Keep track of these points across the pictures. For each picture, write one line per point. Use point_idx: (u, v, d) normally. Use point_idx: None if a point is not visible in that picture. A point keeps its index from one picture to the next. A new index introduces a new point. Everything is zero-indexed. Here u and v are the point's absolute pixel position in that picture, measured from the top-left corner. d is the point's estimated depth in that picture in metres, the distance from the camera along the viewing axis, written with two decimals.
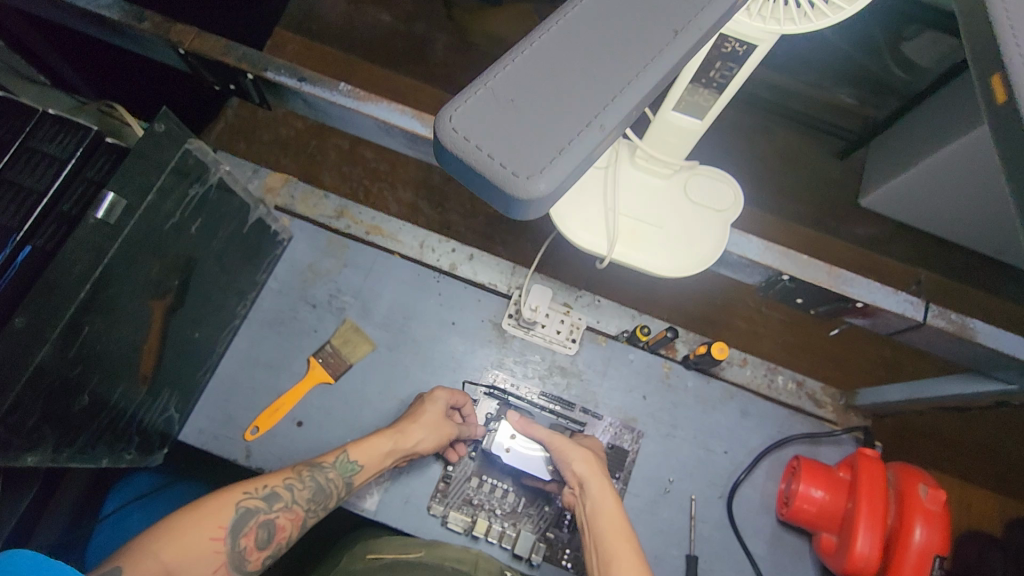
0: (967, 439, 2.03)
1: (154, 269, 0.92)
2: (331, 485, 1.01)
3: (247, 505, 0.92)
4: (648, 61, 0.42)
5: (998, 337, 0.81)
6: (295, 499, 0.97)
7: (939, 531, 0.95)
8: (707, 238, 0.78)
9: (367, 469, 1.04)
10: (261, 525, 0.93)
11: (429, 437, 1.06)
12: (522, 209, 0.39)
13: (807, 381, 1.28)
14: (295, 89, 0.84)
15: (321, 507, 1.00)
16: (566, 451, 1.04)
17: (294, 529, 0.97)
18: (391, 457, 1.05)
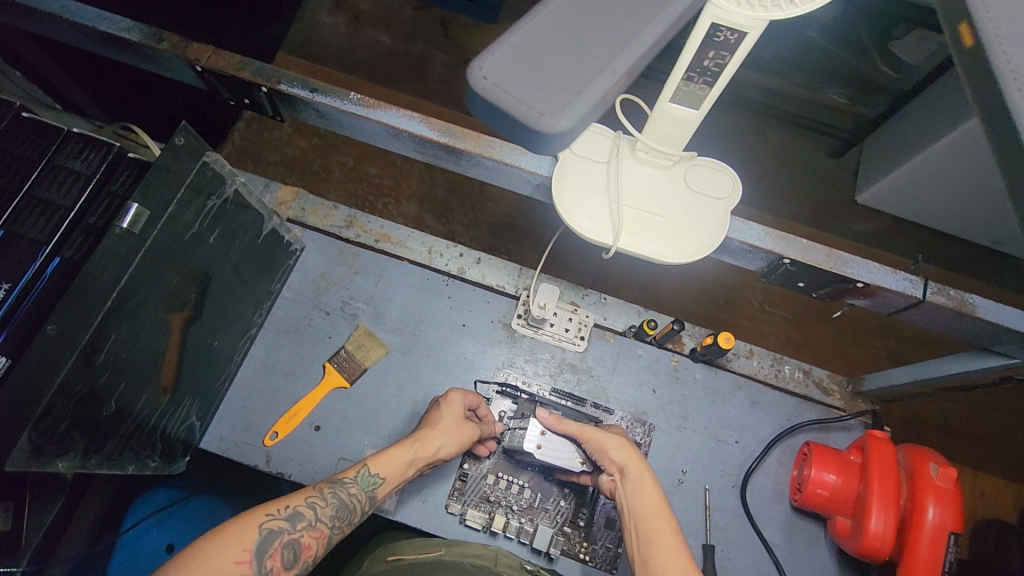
0: (977, 429, 2.03)
1: (175, 279, 0.96)
2: (357, 501, 0.97)
3: (271, 526, 0.87)
4: (645, 22, 0.51)
5: (996, 311, 0.83)
6: (319, 517, 0.93)
7: (952, 508, 0.96)
8: (707, 226, 0.81)
9: (389, 481, 1.01)
10: (286, 545, 0.88)
11: (450, 440, 1.06)
12: (546, 141, 0.47)
13: (813, 369, 1.30)
14: (307, 99, 0.88)
15: (347, 522, 0.96)
16: (598, 438, 1.05)
17: (320, 547, 0.92)
18: (414, 465, 1.04)
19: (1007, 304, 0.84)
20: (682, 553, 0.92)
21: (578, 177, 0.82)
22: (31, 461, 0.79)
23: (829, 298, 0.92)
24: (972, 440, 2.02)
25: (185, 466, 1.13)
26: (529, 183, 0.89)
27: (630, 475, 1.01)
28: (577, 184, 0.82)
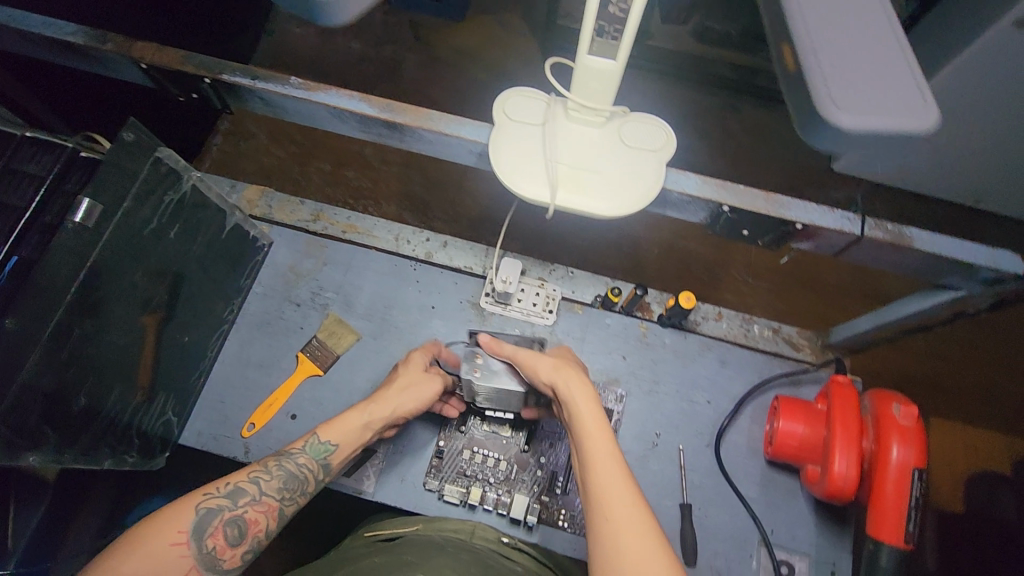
0: (971, 386, 2.01)
1: (138, 274, 0.98)
2: (306, 470, 0.98)
3: (209, 505, 0.88)
4: None
5: (935, 243, 0.85)
6: (261, 493, 0.94)
7: (915, 446, 0.97)
8: (646, 177, 0.84)
9: (342, 449, 1.02)
10: (228, 523, 0.89)
11: (410, 400, 1.07)
12: None
13: (782, 326, 1.31)
14: (250, 87, 0.90)
15: (298, 493, 0.97)
16: (528, 362, 1.01)
17: (270, 521, 0.94)
18: (371, 430, 1.05)
19: (945, 234, 0.86)
20: (615, 458, 0.90)
21: (514, 141, 0.85)
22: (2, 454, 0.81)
23: (775, 245, 0.94)
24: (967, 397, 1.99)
25: (164, 461, 1.16)
26: (472, 152, 0.91)
27: (561, 394, 0.97)
28: (514, 148, 0.84)
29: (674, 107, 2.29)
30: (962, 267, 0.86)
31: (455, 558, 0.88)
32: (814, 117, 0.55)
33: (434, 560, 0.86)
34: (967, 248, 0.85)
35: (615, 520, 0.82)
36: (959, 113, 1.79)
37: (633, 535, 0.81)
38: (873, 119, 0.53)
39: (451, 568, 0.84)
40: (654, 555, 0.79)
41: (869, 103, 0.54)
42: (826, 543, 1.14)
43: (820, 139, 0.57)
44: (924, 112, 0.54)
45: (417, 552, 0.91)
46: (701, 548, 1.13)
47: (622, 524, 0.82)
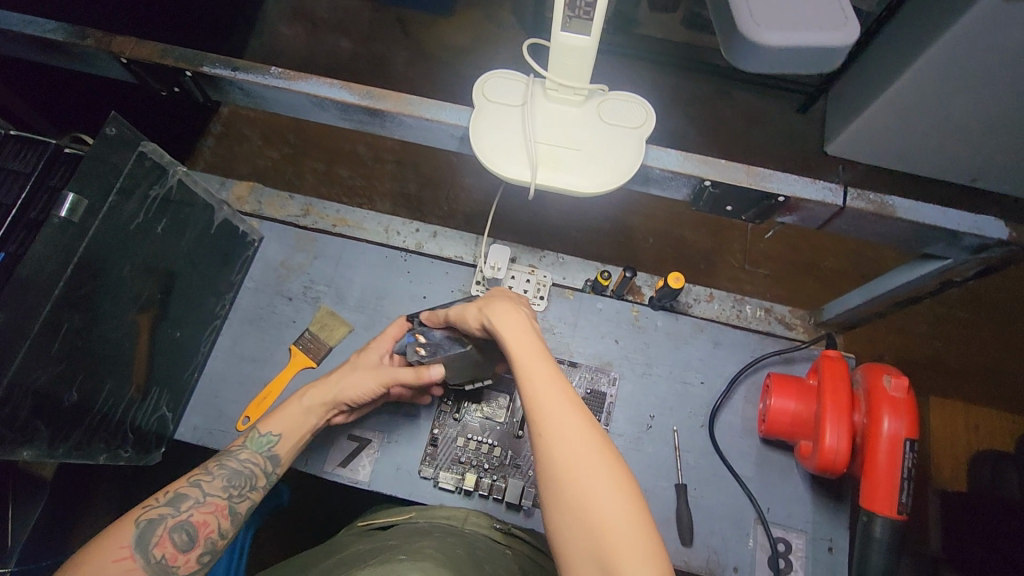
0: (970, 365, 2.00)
1: (127, 269, 0.99)
2: (252, 466, 0.98)
3: (149, 517, 0.85)
4: None
5: (917, 210, 0.85)
6: (206, 494, 0.91)
7: (906, 417, 0.97)
8: (626, 154, 0.84)
9: (286, 439, 1.03)
10: (175, 530, 0.86)
11: (349, 388, 1.07)
12: None
13: (774, 306, 1.31)
14: (231, 78, 0.91)
15: (246, 488, 0.96)
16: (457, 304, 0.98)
17: (223, 520, 0.91)
18: (315, 419, 1.07)
19: (928, 202, 0.86)
20: (550, 372, 0.81)
21: (494, 123, 0.85)
22: None
23: (759, 220, 0.94)
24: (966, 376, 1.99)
25: (160, 456, 1.17)
26: (453, 137, 0.92)
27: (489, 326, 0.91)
28: (494, 129, 0.85)
29: (667, 96, 2.29)
30: (945, 234, 0.86)
31: (440, 540, 0.91)
32: (745, 40, 0.64)
33: (419, 543, 0.89)
34: (950, 216, 0.84)
35: (550, 432, 0.75)
36: (951, 90, 1.78)
37: (570, 444, 0.74)
38: (794, 36, 0.63)
39: (435, 547, 0.87)
40: (597, 463, 0.72)
41: (792, 20, 0.63)
42: (822, 519, 1.14)
43: (750, 58, 0.67)
44: (846, 27, 0.63)
45: (402, 538, 0.94)
46: (697, 528, 1.13)
47: (558, 434, 0.74)
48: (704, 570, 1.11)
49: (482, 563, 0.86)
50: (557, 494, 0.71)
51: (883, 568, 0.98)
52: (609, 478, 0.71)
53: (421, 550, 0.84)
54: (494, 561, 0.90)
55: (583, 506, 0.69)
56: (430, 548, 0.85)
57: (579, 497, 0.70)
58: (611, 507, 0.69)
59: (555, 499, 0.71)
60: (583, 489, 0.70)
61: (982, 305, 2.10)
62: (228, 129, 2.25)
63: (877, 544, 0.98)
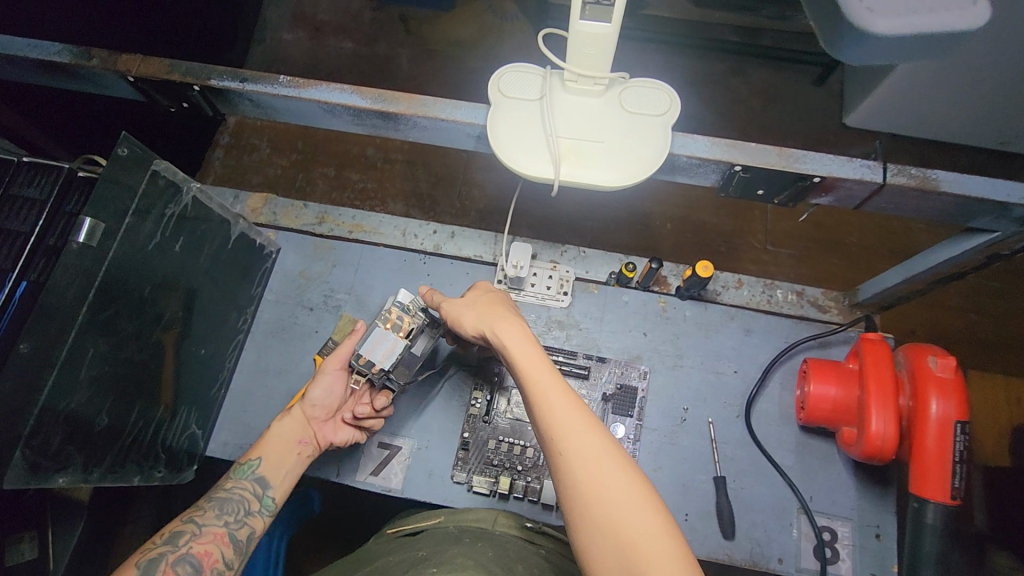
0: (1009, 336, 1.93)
1: (147, 289, 0.98)
2: (242, 491, 0.97)
3: (149, 556, 0.84)
4: None
5: (963, 183, 0.81)
6: (202, 524, 0.91)
7: (955, 398, 0.93)
8: (651, 143, 0.80)
9: (267, 459, 1.02)
10: (180, 562, 0.85)
11: (317, 390, 1.08)
12: None
13: (807, 289, 1.27)
14: (239, 90, 0.89)
15: (241, 514, 0.95)
16: (458, 310, 0.98)
17: (226, 547, 0.91)
18: (304, 441, 1.06)
19: (974, 173, 0.81)
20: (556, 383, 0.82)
21: (512, 119, 0.82)
22: (29, 477, 0.82)
23: (791, 202, 0.90)
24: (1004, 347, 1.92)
25: (193, 473, 1.16)
26: (470, 135, 0.89)
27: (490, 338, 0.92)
28: (513, 125, 0.81)
29: (679, 78, 2.23)
30: (993, 207, 0.81)
31: (468, 546, 0.91)
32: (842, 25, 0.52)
33: (449, 551, 0.90)
34: (998, 186, 0.80)
35: (573, 451, 0.75)
36: (979, 52, 1.71)
37: (594, 465, 0.74)
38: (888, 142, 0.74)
39: (463, 556, 0.87)
40: (622, 483, 0.73)
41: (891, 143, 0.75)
42: (868, 505, 1.11)
43: (858, 47, 0.53)
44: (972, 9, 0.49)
45: (433, 546, 0.94)
46: (739, 520, 1.10)
47: (581, 454, 0.75)
48: (748, 563, 1.08)
49: (513, 567, 0.86)
50: (585, 514, 0.72)
51: (937, 555, 0.94)
52: (637, 497, 0.71)
53: (451, 561, 0.85)
54: (526, 559, 0.90)
55: (613, 526, 0.70)
56: (459, 558, 0.86)
57: (608, 516, 0.71)
58: (643, 526, 0.69)
59: (583, 519, 0.72)
60: (612, 509, 0.71)
61: None
62: (236, 139, 2.24)
63: (930, 531, 0.94)
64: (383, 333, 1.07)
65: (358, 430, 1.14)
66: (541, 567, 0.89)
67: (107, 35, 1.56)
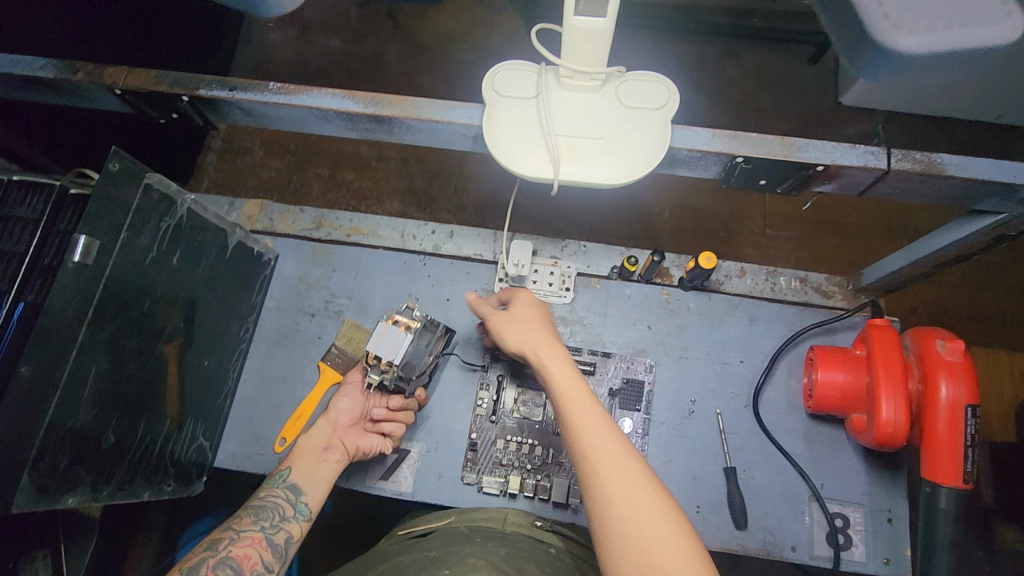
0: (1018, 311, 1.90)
1: (146, 304, 0.97)
2: (275, 498, 0.99)
3: (193, 563, 0.87)
4: None
5: (969, 166, 0.79)
6: (240, 530, 0.93)
7: (965, 381, 0.93)
8: (651, 138, 0.79)
9: (298, 465, 1.04)
10: (221, 566, 0.87)
11: (340, 399, 1.13)
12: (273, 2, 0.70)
13: (810, 275, 1.26)
14: (229, 99, 0.87)
15: (277, 519, 0.96)
16: (503, 326, 1.00)
17: (264, 551, 0.92)
18: (330, 449, 1.07)
19: (981, 156, 0.80)
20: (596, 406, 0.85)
21: (509, 118, 0.80)
22: (38, 499, 0.82)
23: (794, 191, 0.89)
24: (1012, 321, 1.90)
25: (202, 485, 1.16)
26: (466, 136, 0.87)
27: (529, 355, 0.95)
28: (510, 124, 0.80)
29: (672, 64, 2.20)
30: (1001, 189, 0.80)
31: (480, 545, 0.91)
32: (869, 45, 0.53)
33: (460, 551, 0.90)
34: (1005, 168, 0.79)
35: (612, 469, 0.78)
36: None
37: (631, 492, 0.76)
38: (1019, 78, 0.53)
39: (475, 556, 0.87)
40: (656, 504, 0.75)
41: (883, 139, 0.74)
42: (879, 490, 1.11)
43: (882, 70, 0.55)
44: (1007, 21, 0.49)
45: (444, 545, 0.94)
46: (750, 509, 1.10)
47: (621, 474, 0.77)
48: (762, 552, 1.09)
49: (524, 567, 0.86)
50: (618, 531, 0.73)
51: (952, 539, 0.94)
52: (669, 520, 0.74)
53: (464, 562, 0.85)
54: (537, 559, 0.89)
55: (647, 544, 0.71)
56: (472, 559, 0.85)
57: (643, 533, 0.72)
58: (675, 548, 0.71)
59: (618, 535, 0.73)
60: (648, 528, 0.72)
61: None
62: (229, 143, 2.21)
63: (944, 515, 0.94)
64: (387, 324, 1.08)
65: (382, 438, 1.13)
66: (554, 567, 0.89)
67: (90, 45, 1.54)
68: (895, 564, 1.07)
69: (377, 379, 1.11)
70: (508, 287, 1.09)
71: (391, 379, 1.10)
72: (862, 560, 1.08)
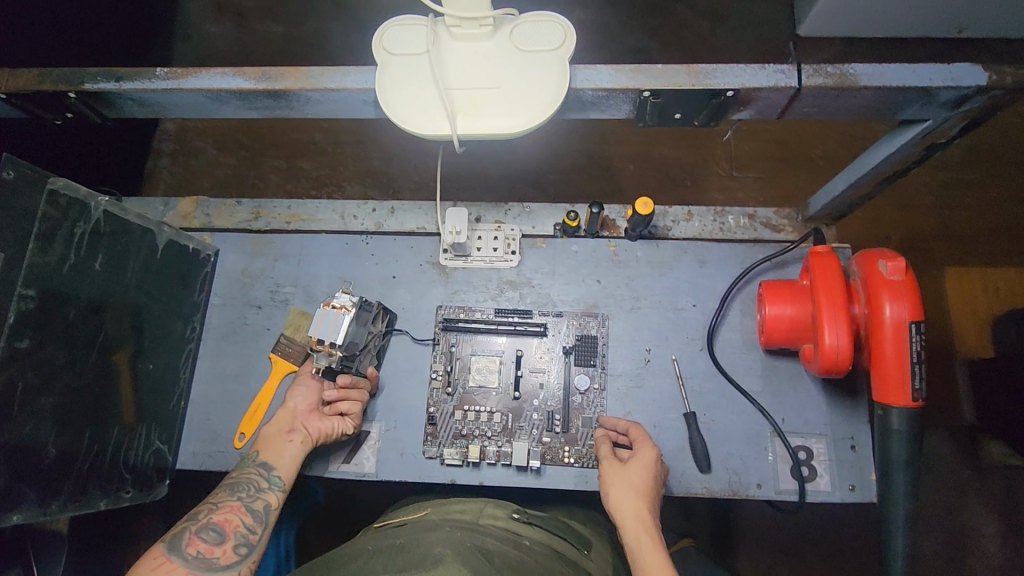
0: (969, 230, 1.87)
1: (72, 313, 0.94)
2: (248, 474, 0.99)
3: (175, 532, 0.89)
4: None
5: (883, 74, 0.76)
6: (219, 499, 0.95)
7: (908, 298, 0.91)
8: (550, 80, 0.75)
9: (267, 448, 1.04)
10: (203, 530, 0.90)
11: (296, 390, 1.11)
12: None
13: (758, 211, 1.24)
14: (117, 90, 0.84)
15: (254, 490, 0.98)
16: (611, 481, 0.98)
17: (245, 515, 0.94)
18: (294, 430, 1.05)
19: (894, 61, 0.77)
20: None
21: (403, 77, 0.77)
22: None
23: (713, 122, 0.86)
24: (967, 240, 1.86)
25: (167, 488, 1.15)
26: (365, 102, 0.84)
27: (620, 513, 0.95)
28: (404, 84, 0.77)
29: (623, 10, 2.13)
30: (918, 95, 0.77)
31: (449, 534, 0.87)
32: None
33: (427, 539, 0.85)
34: (920, 72, 0.76)
35: None
36: None
37: None
38: None
39: (441, 545, 0.83)
40: None
41: None
42: (840, 418, 1.10)
43: None
44: None
45: (412, 533, 0.90)
46: (713, 451, 1.10)
47: None
48: (728, 492, 1.08)
49: (491, 558, 0.85)
50: None
51: (907, 459, 0.93)
52: None
53: (430, 553, 0.81)
54: (503, 555, 0.88)
55: None
56: (437, 549, 0.81)
57: None
58: None
59: None
60: None
61: (989, 161, 1.91)
62: (180, 144, 2.14)
63: (897, 436, 0.93)
64: (324, 310, 1.04)
65: (343, 419, 1.10)
66: (520, 560, 0.89)
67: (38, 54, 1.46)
68: (860, 490, 1.07)
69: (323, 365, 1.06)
70: (638, 429, 1.05)
71: (338, 362, 1.06)
72: (828, 489, 1.07)
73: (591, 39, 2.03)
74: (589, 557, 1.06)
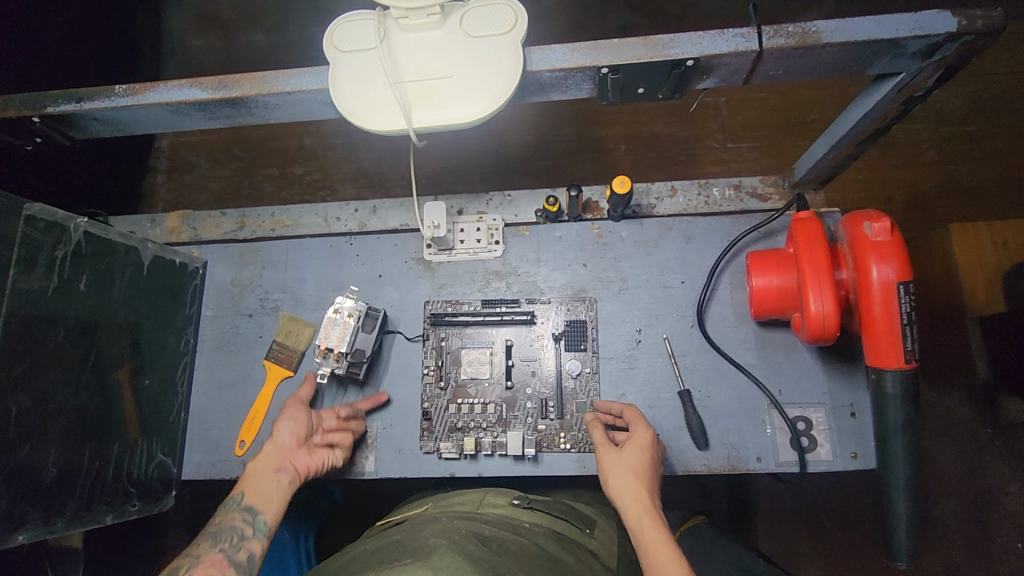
0: (972, 182, 1.82)
1: (60, 335, 0.95)
2: (231, 520, 0.96)
3: None
4: None
5: (847, 28, 0.74)
6: (201, 552, 0.92)
7: (895, 259, 0.88)
8: (504, 66, 0.74)
9: (251, 488, 1.00)
10: None
11: (284, 422, 1.07)
12: None
13: (744, 181, 1.21)
14: (78, 111, 0.84)
15: (237, 538, 0.94)
16: (610, 468, 0.97)
17: (228, 568, 0.91)
18: (281, 469, 1.03)
19: (858, 15, 0.74)
20: None
21: (357, 74, 0.76)
22: None
23: (678, 93, 0.84)
24: (971, 194, 1.81)
25: (173, 498, 1.17)
26: (323, 102, 0.84)
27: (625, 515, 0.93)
28: (357, 79, 0.76)
29: None
30: (885, 47, 0.75)
31: (445, 525, 0.86)
32: None
33: (425, 533, 0.84)
34: (887, 23, 0.73)
35: None
36: None
37: None
38: None
39: (436, 536, 0.81)
40: None
41: None
42: (838, 385, 1.08)
43: None
44: None
45: (409, 529, 0.89)
46: (711, 428, 1.09)
47: None
48: (727, 468, 1.07)
49: (489, 544, 0.83)
50: None
51: (904, 423, 0.91)
52: None
53: (423, 545, 0.79)
54: (501, 539, 0.86)
55: None
56: (432, 540, 0.79)
57: None
58: None
59: None
60: None
61: (994, 112, 1.85)
62: (174, 160, 2.16)
63: (892, 399, 0.91)
64: (329, 316, 1.12)
65: (334, 452, 1.09)
66: (518, 544, 0.87)
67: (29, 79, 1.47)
68: (862, 457, 1.05)
69: (329, 370, 1.13)
70: (632, 410, 1.05)
71: (344, 368, 1.12)
72: (829, 458, 1.06)
73: (576, 19, 1.98)
74: (593, 536, 1.06)
